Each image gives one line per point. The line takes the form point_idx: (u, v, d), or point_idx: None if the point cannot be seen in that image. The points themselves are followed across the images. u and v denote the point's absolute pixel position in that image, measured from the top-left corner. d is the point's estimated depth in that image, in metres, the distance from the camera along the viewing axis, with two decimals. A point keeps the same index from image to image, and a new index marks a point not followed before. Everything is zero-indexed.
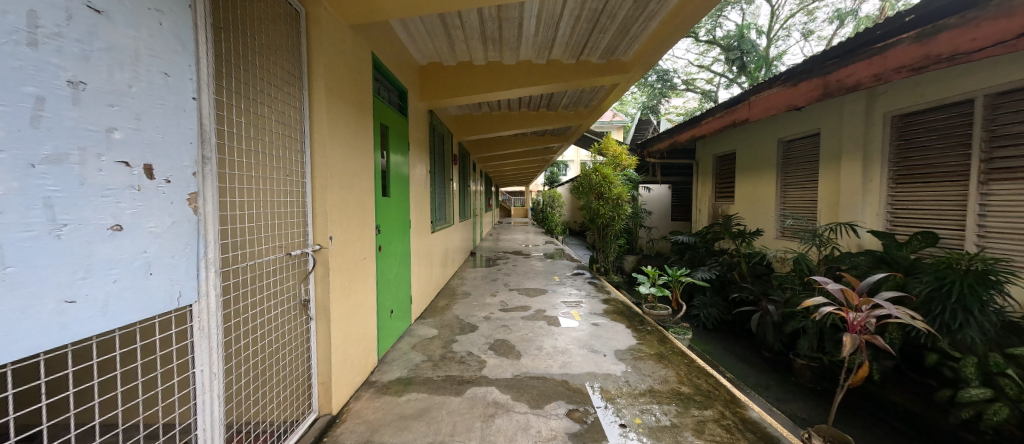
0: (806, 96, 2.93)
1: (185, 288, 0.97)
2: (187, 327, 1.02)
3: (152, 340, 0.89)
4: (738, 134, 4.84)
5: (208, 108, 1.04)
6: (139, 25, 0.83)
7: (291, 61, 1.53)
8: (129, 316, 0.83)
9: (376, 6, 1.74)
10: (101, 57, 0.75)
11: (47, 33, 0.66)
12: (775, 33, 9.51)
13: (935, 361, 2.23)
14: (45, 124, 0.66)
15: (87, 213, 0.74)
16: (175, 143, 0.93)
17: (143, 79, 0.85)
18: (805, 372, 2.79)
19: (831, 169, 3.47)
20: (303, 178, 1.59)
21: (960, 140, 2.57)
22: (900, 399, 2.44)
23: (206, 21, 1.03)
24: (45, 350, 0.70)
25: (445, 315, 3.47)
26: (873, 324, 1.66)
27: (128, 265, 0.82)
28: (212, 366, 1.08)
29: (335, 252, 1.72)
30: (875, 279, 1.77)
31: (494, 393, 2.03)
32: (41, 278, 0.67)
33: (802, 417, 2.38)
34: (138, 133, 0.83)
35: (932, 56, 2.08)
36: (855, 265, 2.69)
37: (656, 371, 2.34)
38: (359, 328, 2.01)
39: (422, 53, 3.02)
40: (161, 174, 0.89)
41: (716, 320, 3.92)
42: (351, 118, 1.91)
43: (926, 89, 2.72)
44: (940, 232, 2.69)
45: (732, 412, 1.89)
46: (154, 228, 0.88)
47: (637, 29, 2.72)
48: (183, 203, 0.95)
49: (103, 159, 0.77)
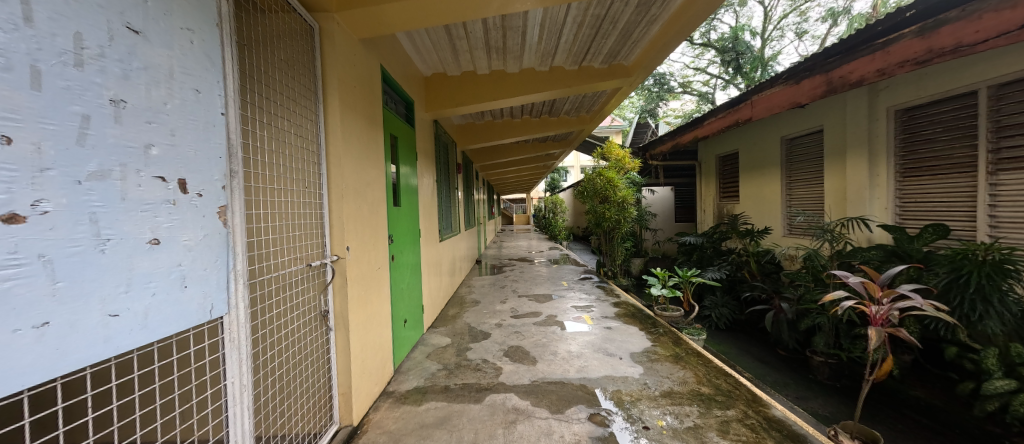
0: (810, 93, 2.94)
1: (216, 300, 0.98)
2: (219, 338, 1.02)
3: (187, 353, 0.90)
4: (740, 134, 4.88)
5: (236, 123, 1.06)
6: (172, 44, 0.86)
7: (307, 75, 1.56)
8: (165, 329, 0.83)
9: (385, 19, 1.78)
10: (139, 76, 0.78)
11: (91, 54, 0.69)
12: (769, 34, 9.66)
13: (955, 354, 2.22)
14: (90, 142, 0.68)
15: (127, 227, 0.75)
16: (206, 157, 0.94)
17: (177, 96, 0.87)
18: (823, 369, 2.76)
19: (837, 164, 3.47)
20: (320, 190, 1.60)
21: (966, 131, 2.58)
22: (922, 393, 2.41)
23: (231, 37, 1.05)
24: (91, 364, 0.71)
25: (457, 322, 3.47)
26: (897, 317, 1.65)
27: (165, 277, 0.83)
28: (242, 378, 1.07)
29: (352, 262, 1.73)
30: (895, 270, 1.75)
31: (513, 399, 2.02)
32: (88, 292, 0.69)
33: (825, 415, 2.34)
34: (173, 149, 0.85)
35: (936, 48, 2.10)
36: (867, 260, 2.69)
37: (674, 373, 2.33)
38: (374, 339, 2.00)
39: (426, 64, 3.07)
40: (193, 189, 0.90)
41: (728, 320, 3.89)
42: (363, 130, 1.93)
43: (930, 82, 2.74)
44: (952, 223, 2.69)
45: (755, 411, 1.87)
46: (188, 241, 0.89)
47: (638, 33, 2.76)
48: (214, 216, 0.97)
49: (142, 174, 0.78)
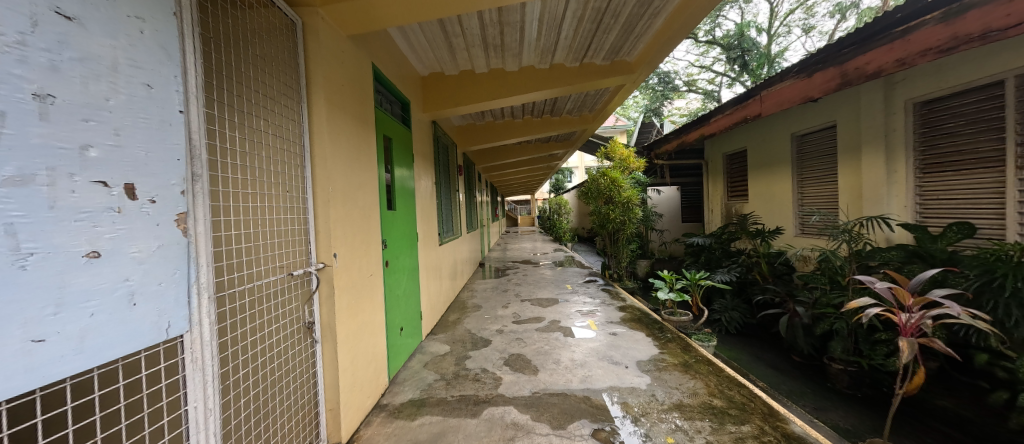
0: (822, 87, 2.80)
1: (175, 318, 0.88)
2: (179, 359, 0.93)
3: (140, 377, 0.81)
4: (747, 131, 4.74)
5: (199, 122, 0.96)
6: (117, 33, 0.76)
7: (289, 72, 1.48)
8: (109, 352, 0.75)
9: (373, 14, 1.69)
10: (73, 67, 0.68)
11: (7, 41, 0.60)
12: (775, 30, 9.46)
13: (985, 361, 2.09)
14: (5, 142, 0.59)
15: (58, 239, 0.66)
16: (162, 159, 0.85)
17: (123, 91, 0.77)
18: (842, 377, 2.61)
19: (851, 161, 3.33)
20: (305, 193, 1.53)
21: (992, 124, 2.43)
22: (949, 403, 2.26)
23: (193, 27, 0.96)
24: (11, 397, 0.62)
25: (457, 329, 3.37)
26: (930, 326, 1.52)
27: (108, 295, 0.74)
28: (207, 401, 0.98)
29: (340, 269, 1.66)
30: (926, 274, 1.60)
31: (512, 413, 1.91)
32: (5, 315, 0.60)
33: (846, 428, 2.19)
34: (118, 151, 0.76)
35: (961, 35, 1.96)
36: (887, 261, 2.54)
37: (683, 383, 2.20)
38: (367, 348, 1.91)
39: (422, 63, 2.98)
40: (144, 194, 0.81)
41: (739, 324, 3.73)
42: (353, 130, 1.86)
43: (950, 73, 2.59)
44: (978, 222, 2.54)
45: (773, 427, 1.75)
46: (138, 253, 0.80)
47: (642, 26, 2.63)
48: (171, 225, 0.87)
49: (77, 179, 0.69)
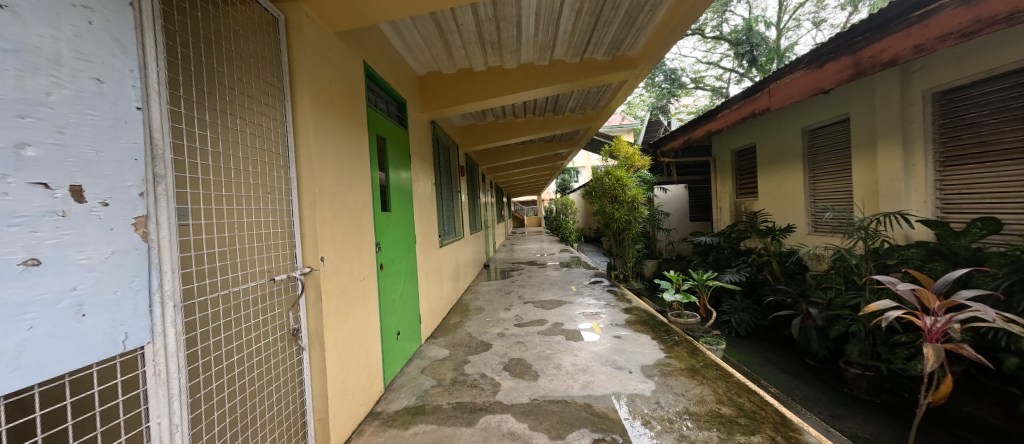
0: (835, 77, 2.67)
1: (133, 328, 0.83)
2: (139, 372, 0.87)
3: (92, 392, 0.75)
4: (756, 126, 4.60)
5: (159, 119, 0.90)
6: (59, 24, 0.71)
7: (270, 70, 1.43)
8: (53, 368, 0.69)
9: (359, 9, 1.64)
10: (6, 59, 0.63)
11: None
12: (785, 24, 9.24)
13: (1015, 365, 1.95)
14: None
15: None
16: (115, 160, 0.79)
17: (68, 85, 0.71)
18: (859, 382, 2.47)
19: (866, 155, 3.19)
20: (289, 195, 1.48)
21: (1018, 113, 2.30)
22: (976, 411, 2.12)
23: (153, 19, 0.90)
24: None
25: (457, 332, 3.30)
26: (959, 330, 1.40)
27: (51, 306, 0.68)
28: (172, 417, 0.92)
29: (328, 274, 1.60)
30: (954, 274, 1.48)
31: (509, 422, 1.83)
32: None
33: (865, 438, 2.06)
34: (62, 150, 0.70)
35: (985, 18, 1.83)
36: (907, 259, 2.41)
37: (690, 390, 2.09)
38: (359, 354, 1.86)
39: (418, 62, 2.93)
40: (94, 197, 0.75)
41: (749, 326, 3.59)
42: (343, 130, 1.81)
43: (971, 61, 2.44)
44: (1004, 217, 2.41)
45: (785, 437, 1.64)
46: (86, 261, 0.74)
47: (643, 19, 2.54)
48: (127, 229, 0.81)
49: (10, 181, 0.63)
